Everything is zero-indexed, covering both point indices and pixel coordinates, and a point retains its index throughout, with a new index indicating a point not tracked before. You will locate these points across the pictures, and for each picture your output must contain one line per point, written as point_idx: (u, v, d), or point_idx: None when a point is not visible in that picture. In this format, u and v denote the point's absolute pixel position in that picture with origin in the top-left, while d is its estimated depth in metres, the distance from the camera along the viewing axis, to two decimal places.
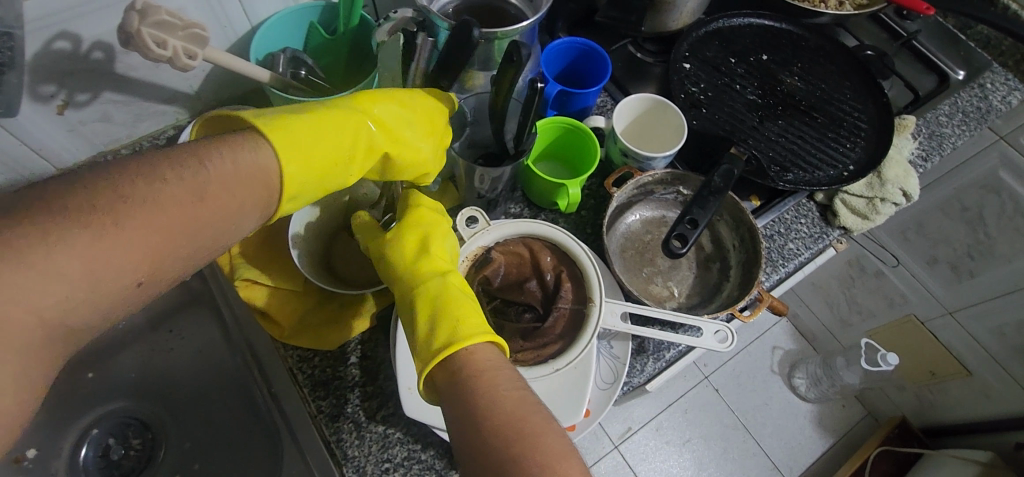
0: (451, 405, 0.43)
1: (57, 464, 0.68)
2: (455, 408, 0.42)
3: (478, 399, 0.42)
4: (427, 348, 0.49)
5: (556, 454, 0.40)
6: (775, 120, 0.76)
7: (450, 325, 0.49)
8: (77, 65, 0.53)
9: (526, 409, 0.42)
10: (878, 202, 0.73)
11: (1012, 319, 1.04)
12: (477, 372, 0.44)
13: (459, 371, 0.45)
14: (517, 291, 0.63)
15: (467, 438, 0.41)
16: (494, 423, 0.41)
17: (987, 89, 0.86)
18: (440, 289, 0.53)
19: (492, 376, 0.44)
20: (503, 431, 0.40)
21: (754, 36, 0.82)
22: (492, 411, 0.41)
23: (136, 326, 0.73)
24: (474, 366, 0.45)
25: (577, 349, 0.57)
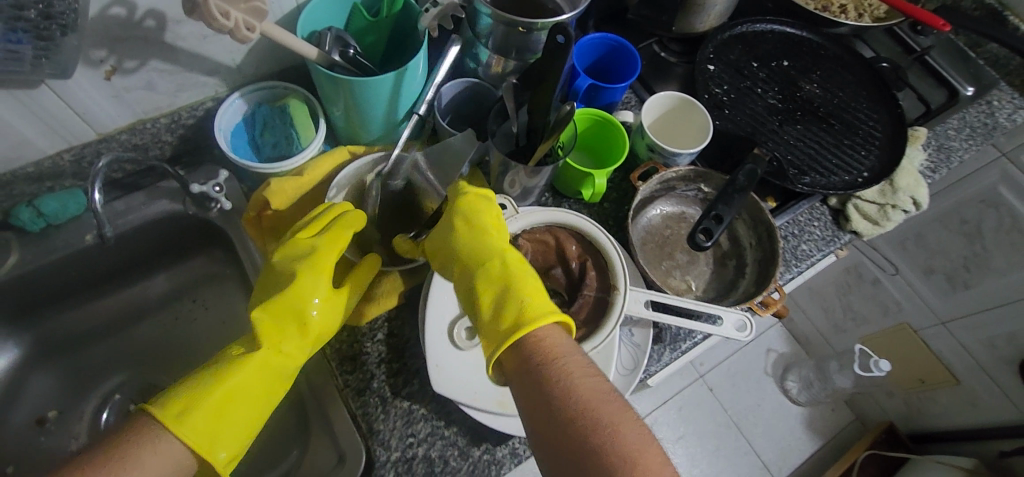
0: (526, 392, 0.46)
1: (78, 426, 0.68)
2: (529, 395, 0.45)
3: (567, 404, 0.43)
4: (497, 334, 0.51)
5: (635, 444, 0.42)
6: (793, 125, 0.79)
7: (515, 309, 0.51)
8: (130, 32, 0.54)
9: (601, 398, 0.44)
10: (889, 209, 0.76)
11: (1003, 331, 1.08)
12: (551, 374, 0.45)
13: (533, 371, 0.46)
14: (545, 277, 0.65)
15: (543, 425, 0.44)
16: (570, 412, 0.43)
17: (994, 106, 0.89)
18: (503, 272, 0.55)
19: (564, 364, 0.46)
20: (580, 421, 0.42)
21: (776, 42, 0.85)
22: (578, 411, 0.43)
23: (161, 295, 0.74)
24: (543, 353, 0.47)
25: (602, 333, 0.59)
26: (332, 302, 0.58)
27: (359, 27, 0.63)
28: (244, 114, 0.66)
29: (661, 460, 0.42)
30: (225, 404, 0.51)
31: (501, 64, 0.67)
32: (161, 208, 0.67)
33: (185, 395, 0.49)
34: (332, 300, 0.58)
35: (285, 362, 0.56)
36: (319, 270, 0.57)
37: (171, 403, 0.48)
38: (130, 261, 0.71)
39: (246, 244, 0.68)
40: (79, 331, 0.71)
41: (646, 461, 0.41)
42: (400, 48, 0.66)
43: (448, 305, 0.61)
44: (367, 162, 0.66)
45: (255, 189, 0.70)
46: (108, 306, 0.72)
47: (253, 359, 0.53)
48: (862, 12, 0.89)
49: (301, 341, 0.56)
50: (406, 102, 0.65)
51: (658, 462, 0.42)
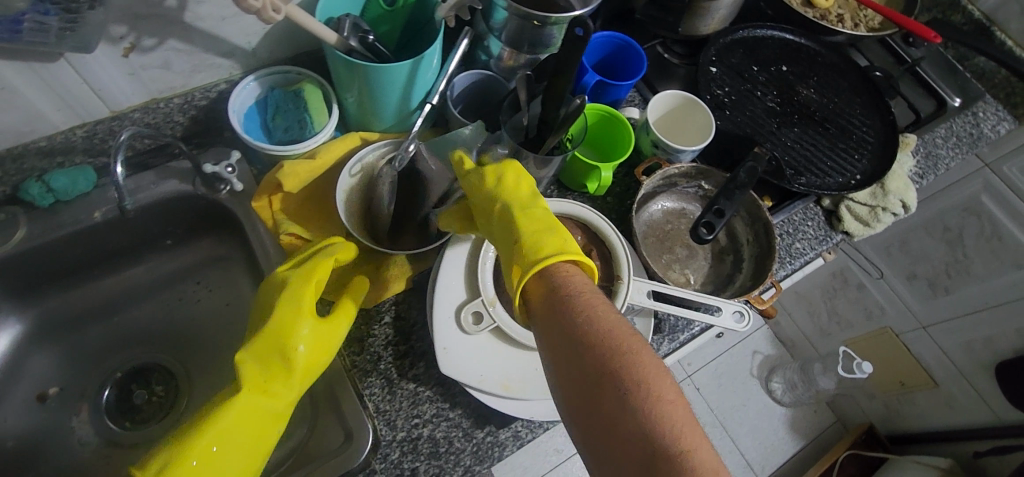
0: (547, 318, 0.49)
1: (79, 403, 0.68)
2: (550, 320, 0.49)
3: (587, 332, 0.46)
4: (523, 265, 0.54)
5: (648, 371, 0.45)
6: (791, 127, 0.81)
7: (539, 245, 0.54)
8: (150, 10, 0.54)
9: (619, 329, 0.47)
10: (880, 210, 0.79)
11: (980, 335, 1.12)
12: (578, 322, 0.47)
13: (561, 311, 0.48)
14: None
15: (562, 348, 0.47)
16: (588, 338, 0.46)
17: (979, 117, 0.93)
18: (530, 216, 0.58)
19: (583, 296, 0.49)
20: (595, 346, 0.46)
21: (775, 48, 0.87)
22: (596, 338, 0.46)
23: (166, 276, 0.75)
24: (565, 286, 0.50)
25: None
26: (320, 334, 0.56)
27: (376, 14, 0.64)
28: (257, 97, 0.67)
29: (672, 387, 0.45)
30: (212, 456, 0.49)
31: (513, 56, 0.69)
32: (170, 188, 0.67)
33: (167, 454, 0.48)
34: (319, 329, 0.56)
35: (277, 403, 0.54)
36: (302, 307, 0.55)
37: (155, 465, 0.47)
38: (135, 240, 0.71)
39: (255, 226, 0.68)
40: (81, 310, 0.71)
41: (657, 386, 0.44)
42: (415, 38, 0.68)
43: (455, 290, 0.62)
44: (380, 145, 0.67)
45: (264, 172, 0.71)
46: (111, 285, 0.72)
47: (237, 403, 0.51)
48: (857, 22, 0.92)
49: (291, 378, 0.54)
50: (421, 90, 0.66)
51: (669, 388, 0.45)
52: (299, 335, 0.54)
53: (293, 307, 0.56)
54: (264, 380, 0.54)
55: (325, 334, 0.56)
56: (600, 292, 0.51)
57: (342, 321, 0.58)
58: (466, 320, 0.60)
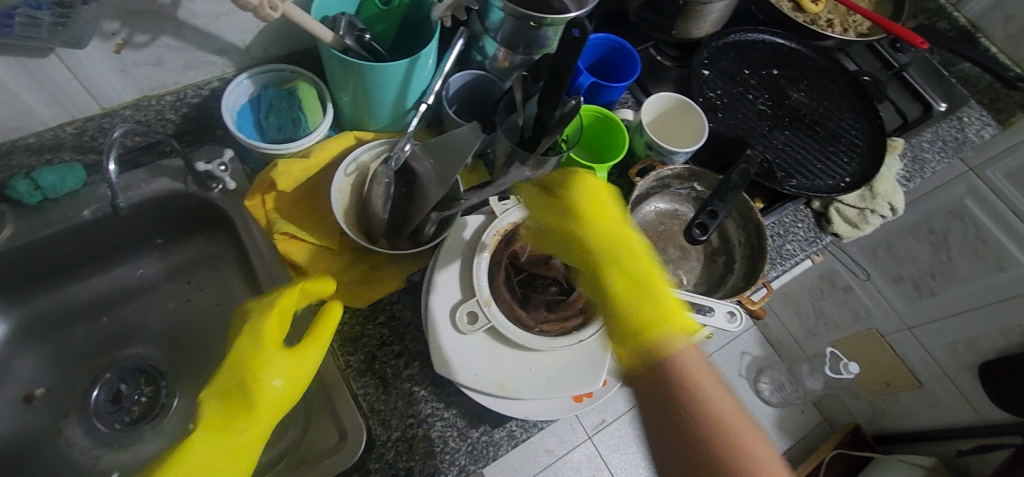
0: (649, 393, 0.48)
1: (67, 404, 0.67)
2: (652, 396, 0.47)
3: (699, 414, 0.46)
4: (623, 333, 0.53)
5: (753, 453, 0.45)
6: (782, 130, 0.82)
7: (640, 315, 0.53)
8: (143, 5, 0.54)
9: (729, 410, 0.46)
10: (868, 213, 0.80)
11: (964, 336, 1.14)
12: (693, 402, 0.46)
13: (667, 390, 0.47)
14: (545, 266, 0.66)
15: (661, 425, 0.46)
16: (700, 421, 0.45)
17: (964, 122, 0.95)
18: (619, 269, 0.56)
19: (689, 373, 0.48)
20: (708, 429, 0.45)
21: (767, 52, 0.88)
22: (705, 420, 0.45)
23: (155, 275, 0.74)
24: (671, 360, 0.48)
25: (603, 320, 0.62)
26: (280, 364, 0.54)
27: (371, 13, 0.64)
28: (250, 95, 0.67)
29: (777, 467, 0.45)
30: None
31: (509, 57, 0.69)
32: (161, 186, 0.66)
33: None
34: (284, 357, 0.54)
35: (239, 437, 0.52)
36: (259, 337, 0.54)
37: None
38: (125, 239, 0.70)
39: (248, 226, 0.68)
40: (69, 310, 0.70)
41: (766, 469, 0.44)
42: (410, 37, 0.68)
43: (450, 290, 0.62)
44: (375, 144, 0.67)
45: (257, 171, 0.70)
46: (100, 285, 0.71)
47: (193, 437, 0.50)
48: (847, 27, 0.93)
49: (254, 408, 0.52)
50: (416, 90, 0.66)
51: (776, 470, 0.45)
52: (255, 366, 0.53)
53: (255, 338, 0.54)
54: (227, 415, 0.53)
55: (292, 361, 0.54)
56: (709, 364, 0.49)
57: (315, 347, 0.56)
58: (461, 319, 0.60)
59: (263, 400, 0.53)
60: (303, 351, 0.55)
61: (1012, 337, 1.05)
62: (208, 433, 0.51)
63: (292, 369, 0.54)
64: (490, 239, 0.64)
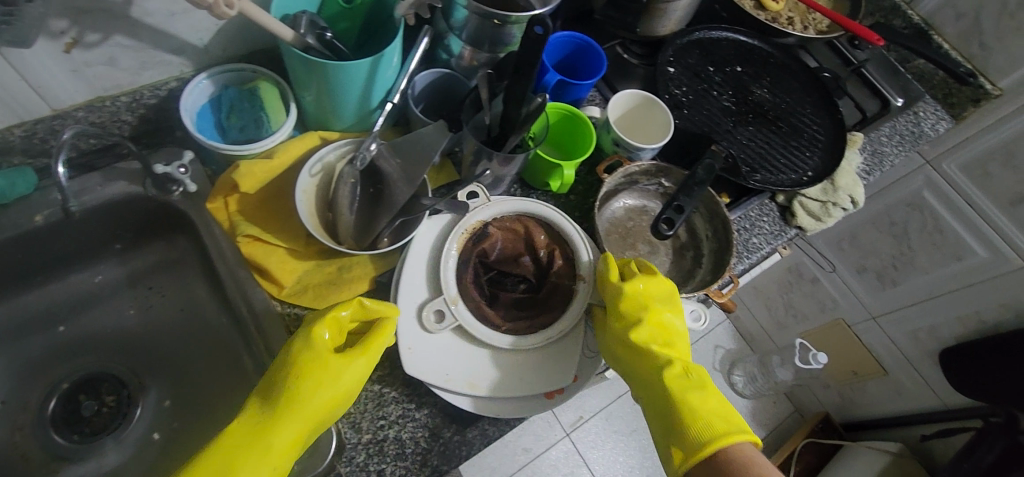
0: None
1: (23, 416, 0.65)
2: None
3: None
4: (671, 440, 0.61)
5: None
6: (746, 126, 0.84)
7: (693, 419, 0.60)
8: (93, 3, 0.52)
9: None
10: (830, 206, 0.82)
11: (925, 324, 1.17)
12: None
13: None
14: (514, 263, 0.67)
15: None
16: None
17: (920, 116, 0.97)
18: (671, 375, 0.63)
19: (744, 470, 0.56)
20: None
21: (730, 49, 0.90)
22: None
23: (115, 281, 0.72)
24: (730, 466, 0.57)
25: (569, 317, 0.64)
26: (328, 372, 0.54)
27: (333, 12, 0.63)
28: (210, 95, 0.65)
29: None
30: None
31: (474, 55, 0.69)
32: (118, 189, 0.64)
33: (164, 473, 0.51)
34: (331, 369, 0.54)
35: (276, 440, 0.52)
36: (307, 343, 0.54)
37: None
38: (81, 245, 0.68)
39: (210, 229, 0.66)
40: (23, 319, 0.68)
41: None
42: (374, 35, 0.67)
43: (418, 292, 0.62)
44: (340, 144, 0.66)
45: (219, 172, 0.69)
46: (56, 293, 0.69)
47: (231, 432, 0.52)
48: (807, 25, 0.95)
49: (296, 414, 0.53)
50: (381, 89, 0.65)
51: None
52: (298, 373, 0.54)
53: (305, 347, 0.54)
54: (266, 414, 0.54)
55: (336, 373, 0.54)
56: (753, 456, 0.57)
57: (359, 361, 0.55)
58: (428, 319, 0.60)
59: (307, 404, 0.54)
60: (346, 364, 0.55)
61: (970, 324, 1.09)
62: (251, 430, 0.52)
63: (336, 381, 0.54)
64: (457, 237, 0.64)
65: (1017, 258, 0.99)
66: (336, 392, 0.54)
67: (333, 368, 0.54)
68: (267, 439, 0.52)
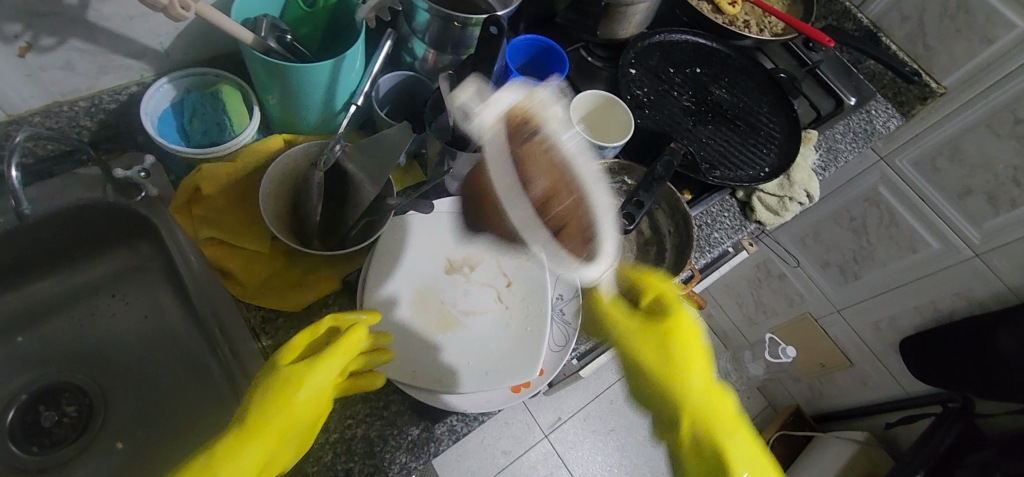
0: None
1: None
2: None
3: None
4: None
5: None
6: (705, 125, 0.87)
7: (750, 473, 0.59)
8: (48, 7, 0.52)
9: None
10: (787, 200, 0.85)
11: (886, 315, 1.21)
12: None
13: None
14: (488, 271, 0.68)
15: None
16: None
17: (872, 114, 1.01)
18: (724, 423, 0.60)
19: None
20: None
21: (689, 51, 0.92)
22: None
23: (75, 290, 0.70)
24: None
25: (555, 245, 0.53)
26: (296, 376, 0.52)
27: (294, 15, 0.64)
28: (173, 99, 0.65)
29: None
30: None
31: (437, 57, 0.70)
32: (77, 196, 0.63)
33: None
34: (297, 376, 0.52)
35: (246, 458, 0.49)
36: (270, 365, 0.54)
37: None
38: (41, 254, 0.67)
39: (173, 233, 0.66)
40: None
41: None
42: (337, 38, 0.68)
43: (381, 293, 0.63)
44: (304, 147, 0.66)
45: (182, 177, 0.68)
46: (13, 303, 0.68)
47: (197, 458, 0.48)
48: (763, 28, 0.98)
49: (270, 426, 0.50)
50: (344, 90, 0.66)
51: None
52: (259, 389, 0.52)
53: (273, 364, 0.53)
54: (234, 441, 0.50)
55: (301, 378, 0.52)
56: None
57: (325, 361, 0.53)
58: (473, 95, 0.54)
59: (277, 415, 0.51)
60: (303, 374, 0.52)
61: (926, 313, 1.13)
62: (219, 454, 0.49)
63: (303, 385, 0.52)
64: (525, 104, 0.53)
65: (966, 248, 1.03)
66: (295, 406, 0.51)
67: (298, 376, 0.52)
68: (234, 457, 0.48)
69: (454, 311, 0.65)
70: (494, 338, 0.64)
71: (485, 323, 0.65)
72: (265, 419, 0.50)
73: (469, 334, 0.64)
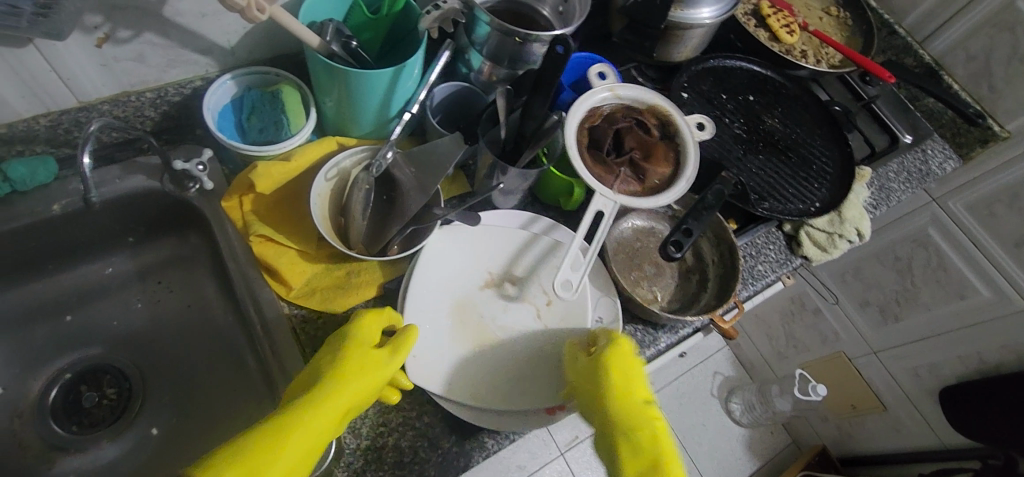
0: None
1: (25, 403, 0.66)
2: None
3: None
4: None
5: None
6: (756, 154, 0.85)
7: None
8: (129, 2, 0.53)
9: None
10: (837, 237, 0.82)
11: (926, 361, 1.17)
12: None
13: None
14: (531, 288, 0.67)
15: None
16: None
17: (929, 154, 0.98)
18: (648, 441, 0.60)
19: None
20: None
21: (743, 79, 0.91)
22: None
23: (125, 274, 0.72)
24: None
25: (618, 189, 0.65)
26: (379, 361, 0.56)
27: (358, 22, 0.65)
28: (234, 96, 0.67)
29: None
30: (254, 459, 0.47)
31: (492, 70, 0.70)
32: (135, 183, 0.65)
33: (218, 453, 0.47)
34: (378, 361, 0.56)
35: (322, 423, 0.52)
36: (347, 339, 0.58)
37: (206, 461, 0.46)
38: (96, 236, 0.68)
39: (224, 226, 0.67)
40: (32, 308, 0.68)
41: None
42: (397, 47, 0.68)
43: (423, 301, 0.63)
44: (357, 151, 0.67)
45: (236, 172, 0.70)
46: (65, 283, 0.70)
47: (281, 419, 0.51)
48: (820, 59, 0.96)
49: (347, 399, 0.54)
50: (400, 98, 0.66)
51: None
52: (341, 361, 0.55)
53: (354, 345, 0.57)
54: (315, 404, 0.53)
55: (382, 363, 0.56)
56: None
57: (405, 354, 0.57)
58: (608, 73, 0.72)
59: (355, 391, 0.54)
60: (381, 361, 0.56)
61: (971, 363, 1.09)
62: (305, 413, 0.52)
63: (383, 368, 0.56)
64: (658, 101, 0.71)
65: (1019, 299, 0.99)
66: (348, 390, 0.54)
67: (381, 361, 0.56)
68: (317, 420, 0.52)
69: (494, 327, 0.64)
70: (531, 358, 0.63)
71: (522, 340, 0.64)
72: (348, 393, 0.54)
73: (506, 351, 0.63)
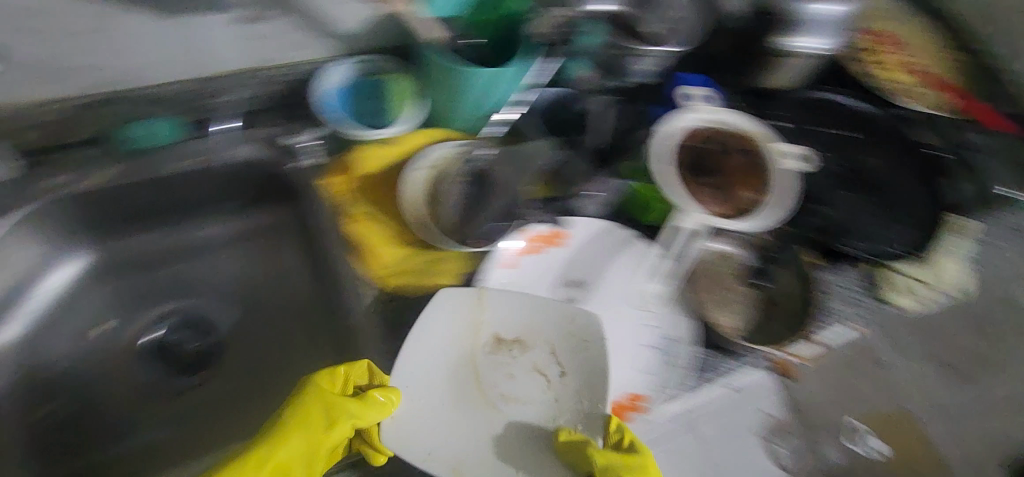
0: None
1: (123, 342, 0.71)
2: None
3: None
4: None
5: None
6: (848, 193, 0.81)
7: None
8: None
9: None
10: (927, 286, 0.77)
11: None
12: None
13: None
14: (539, 355, 0.65)
15: None
16: None
17: None
18: None
19: None
20: None
21: (846, 111, 0.83)
22: None
23: (221, 237, 0.77)
24: None
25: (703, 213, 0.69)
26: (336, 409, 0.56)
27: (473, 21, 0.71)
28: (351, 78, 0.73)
29: None
30: None
31: None
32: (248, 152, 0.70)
33: None
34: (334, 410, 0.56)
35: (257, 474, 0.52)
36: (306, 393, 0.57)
37: None
38: (205, 197, 0.74)
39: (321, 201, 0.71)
40: (141, 256, 0.74)
41: None
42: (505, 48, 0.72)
43: (428, 348, 0.63)
44: (452, 145, 0.71)
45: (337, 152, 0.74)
46: (170, 237, 0.75)
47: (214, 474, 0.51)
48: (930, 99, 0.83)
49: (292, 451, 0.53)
50: (499, 97, 0.71)
51: None
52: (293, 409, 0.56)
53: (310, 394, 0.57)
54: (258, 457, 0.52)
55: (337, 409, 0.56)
56: None
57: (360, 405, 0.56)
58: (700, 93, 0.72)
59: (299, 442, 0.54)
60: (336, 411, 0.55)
61: None
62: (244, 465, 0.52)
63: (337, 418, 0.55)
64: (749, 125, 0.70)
65: None
66: (285, 450, 0.53)
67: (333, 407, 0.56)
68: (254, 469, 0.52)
69: (496, 395, 0.63)
70: (524, 432, 0.61)
71: (521, 413, 0.62)
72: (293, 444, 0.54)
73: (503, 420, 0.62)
